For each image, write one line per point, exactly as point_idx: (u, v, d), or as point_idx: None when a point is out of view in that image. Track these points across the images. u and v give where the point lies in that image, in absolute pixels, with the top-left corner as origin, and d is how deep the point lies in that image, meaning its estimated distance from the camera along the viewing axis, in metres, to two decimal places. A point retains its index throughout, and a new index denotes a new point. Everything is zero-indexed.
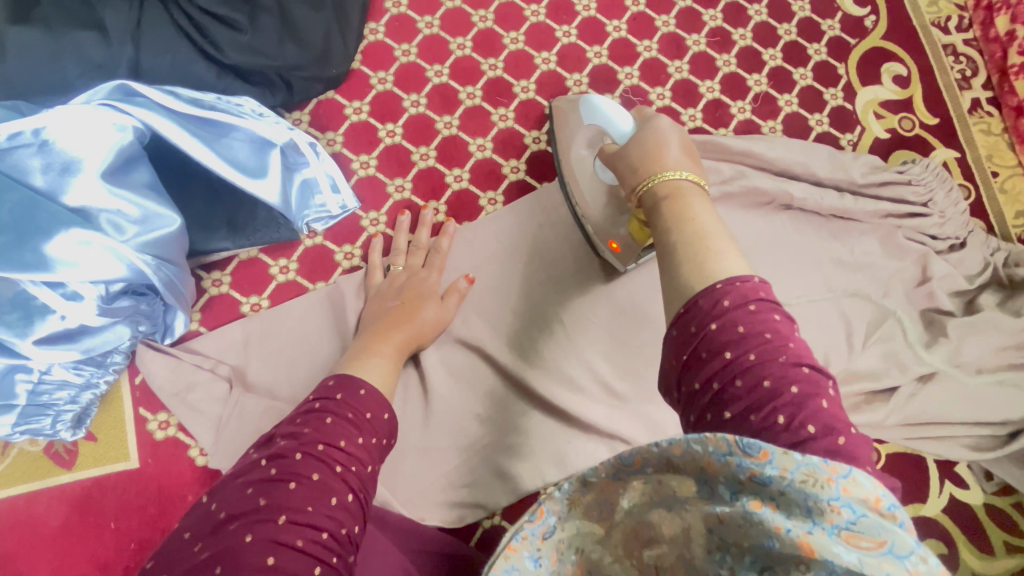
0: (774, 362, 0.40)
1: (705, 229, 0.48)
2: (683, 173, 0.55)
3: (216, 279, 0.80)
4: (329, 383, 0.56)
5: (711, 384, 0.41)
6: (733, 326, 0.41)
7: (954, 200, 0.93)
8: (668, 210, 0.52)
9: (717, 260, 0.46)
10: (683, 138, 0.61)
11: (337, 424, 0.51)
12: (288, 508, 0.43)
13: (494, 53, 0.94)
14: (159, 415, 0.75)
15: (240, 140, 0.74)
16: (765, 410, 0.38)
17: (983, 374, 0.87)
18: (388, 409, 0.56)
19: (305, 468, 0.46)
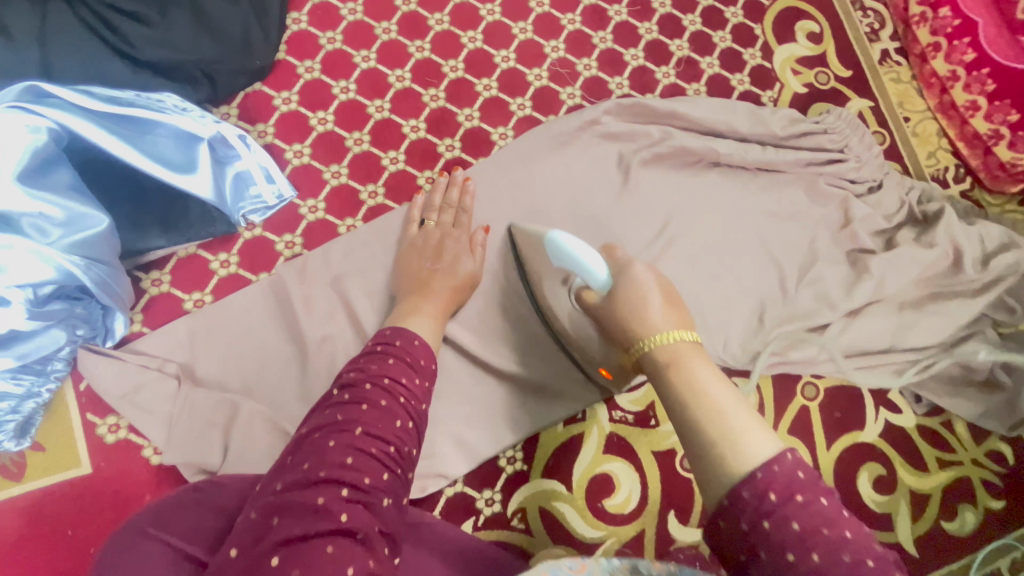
0: (792, 501, 0.41)
1: (721, 406, 0.48)
2: (680, 334, 0.55)
3: (155, 279, 0.80)
4: (387, 329, 0.61)
5: (740, 524, 0.42)
6: (763, 495, 0.42)
7: (868, 144, 0.99)
8: (678, 383, 0.52)
9: (743, 441, 0.45)
10: (659, 279, 0.64)
11: (399, 362, 0.56)
12: (361, 422, 0.50)
13: (420, 35, 0.95)
14: (108, 419, 0.75)
15: (165, 136, 0.74)
16: (798, 551, 0.39)
17: (904, 304, 0.93)
18: (435, 360, 0.61)
19: (373, 395, 0.52)
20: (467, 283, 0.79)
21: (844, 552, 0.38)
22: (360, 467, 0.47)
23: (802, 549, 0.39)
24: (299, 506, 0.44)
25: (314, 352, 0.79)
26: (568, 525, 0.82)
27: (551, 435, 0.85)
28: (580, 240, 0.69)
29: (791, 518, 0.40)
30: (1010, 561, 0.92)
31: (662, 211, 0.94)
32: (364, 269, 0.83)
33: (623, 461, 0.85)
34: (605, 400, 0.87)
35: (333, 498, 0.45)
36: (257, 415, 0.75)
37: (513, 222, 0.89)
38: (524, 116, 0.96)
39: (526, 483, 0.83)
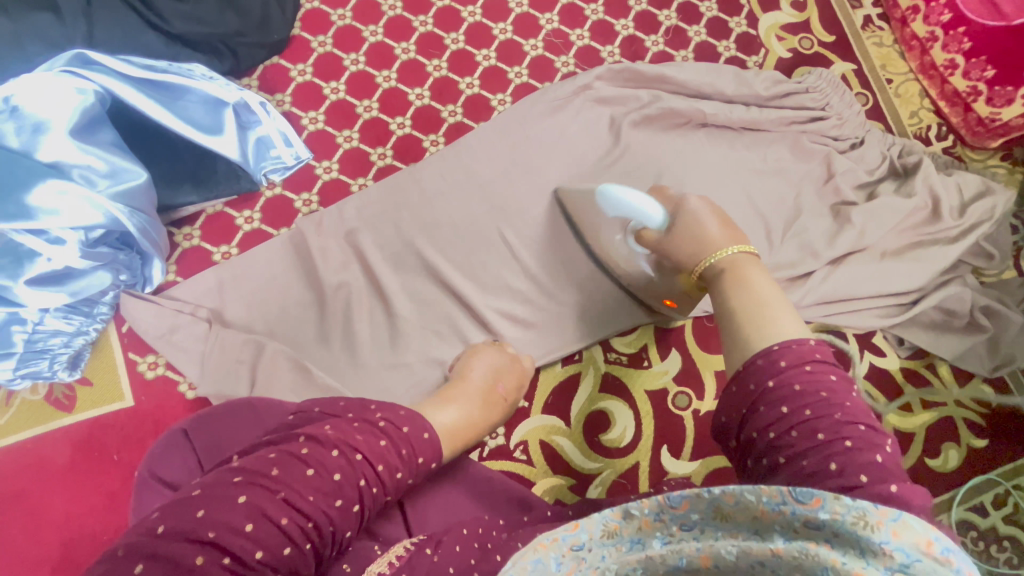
0: (801, 368, 0.46)
1: (764, 298, 0.53)
2: (731, 248, 0.61)
3: (187, 234, 0.88)
4: (399, 412, 0.57)
5: (749, 385, 0.47)
6: (774, 361, 0.47)
7: (848, 102, 1.04)
8: (728, 281, 0.58)
9: (774, 324, 0.50)
10: (714, 209, 0.68)
11: (388, 449, 0.52)
12: (291, 492, 0.45)
13: (424, 11, 1.02)
14: (147, 357, 0.83)
15: (194, 102, 0.82)
16: (792, 404, 0.45)
17: (886, 251, 0.98)
18: (434, 459, 0.58)
19: (331, 463, 0.48)
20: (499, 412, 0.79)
21: (823, 390, 0.45)
22: (263, 533, 0.42)
23: (785, 383, 0.46)
24: (171, 558, 0.39)
25: (332, 297, 0.87)
26: (566, 458, 0.88)
27: (551, 374, 0.91)
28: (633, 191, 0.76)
29: (778, 357, 0.47)
30: (993, 496, 0.95)
31: (653, 168, 1.00)
32: (375, 223, 0.91)
33: (618, 400, 0.91)
34: (600, 342, 0.93)
35: (212, 560, 0.39)
36: (280, 353, 0.82)
37: (512, 179, 0.96)
38: (521, 83, 1.02)
39: (526, 418, 0.89)
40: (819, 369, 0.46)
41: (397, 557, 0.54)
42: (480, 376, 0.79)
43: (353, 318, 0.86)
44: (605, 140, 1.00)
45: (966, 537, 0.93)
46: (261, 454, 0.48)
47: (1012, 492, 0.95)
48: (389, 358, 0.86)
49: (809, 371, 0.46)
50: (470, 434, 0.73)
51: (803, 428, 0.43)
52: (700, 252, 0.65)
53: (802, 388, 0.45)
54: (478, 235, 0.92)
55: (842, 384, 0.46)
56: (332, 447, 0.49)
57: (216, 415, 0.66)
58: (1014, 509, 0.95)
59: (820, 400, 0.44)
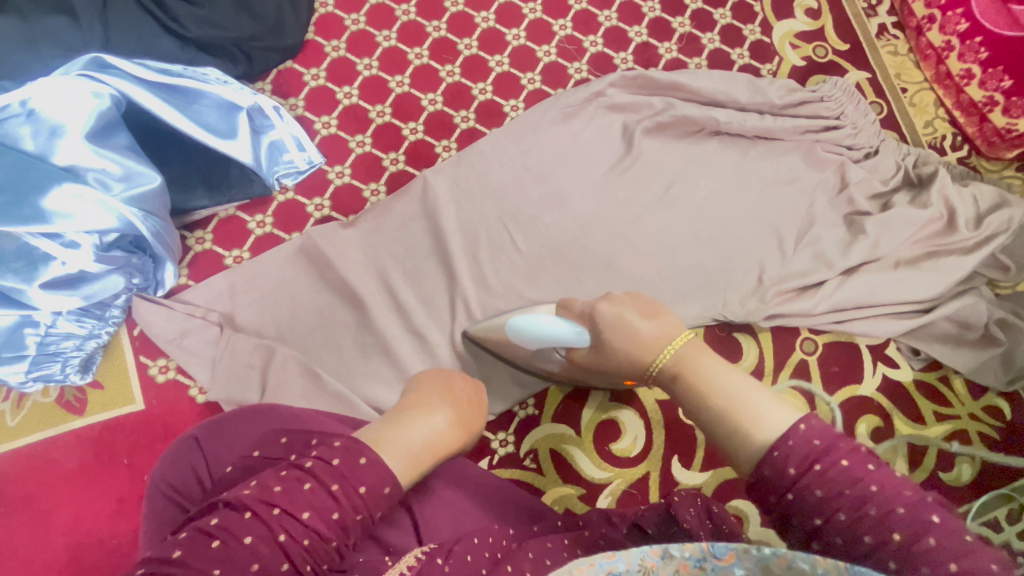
0: (812, 471, 0.41)
1: (733, 398, 0.50)
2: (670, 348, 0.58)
3: (199, 237, 0.88)
4: (337, 445, 0.49)
5: (768, 498, 0.44)
6: (783, 469, 0.43)
7: (863, 112, 1.03)
8: (688, 393, 0.55)
9: (758, 422, 0.47)
10: (634, 302, 0.66)
11: (312, 492, 0.45)
12: (190, 571, 0.39)
13: (436, 16, 1.02)
14: (158, 361, 0.83)
15: (208, 106, 0.82)
16: (822, 513, 0.40)
17: (900, 263, 0.97)
18: (389, 484, 0.48)
19: (240, 527, 0.42)
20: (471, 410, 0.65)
21: (846, 486, 0.40)
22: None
23: (804, 491, 0.41)
24: None
25: (344, 303, 0.87)
26: (577, 466, 0.87)
27: (562, 384, 0.91)
28: (543, 321, 0.74)
29: (785, 465, 0.42)
30: (1009, 511, 0.94)
31: (665, 176, 0.99)
32: (386, 230, 0.90)
33: (630, 409, 0.91)
34: None
35: None
36: (291, 359, 0.82)
37: (524, 186, 0.95)
38: (533, 90, 1.02)
39: (537, 427, 0.89)
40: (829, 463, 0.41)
41: (409, 567, 0.53)
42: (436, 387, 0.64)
43: (364, 323, 0.86)
44: (618, 147, 1.00)
45: None
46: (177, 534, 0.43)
47: None
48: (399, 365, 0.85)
49: (821, 471, 0.41)
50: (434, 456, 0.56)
51: (847, 536, 0.39)
52: (641, 356, 0.61)
53: (825, 493, 0.41)
54: (488, 242, 0.92)
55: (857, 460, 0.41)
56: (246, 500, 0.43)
57: (232, 420, 0.65)
58: None
59: (847, 498, 0.40)
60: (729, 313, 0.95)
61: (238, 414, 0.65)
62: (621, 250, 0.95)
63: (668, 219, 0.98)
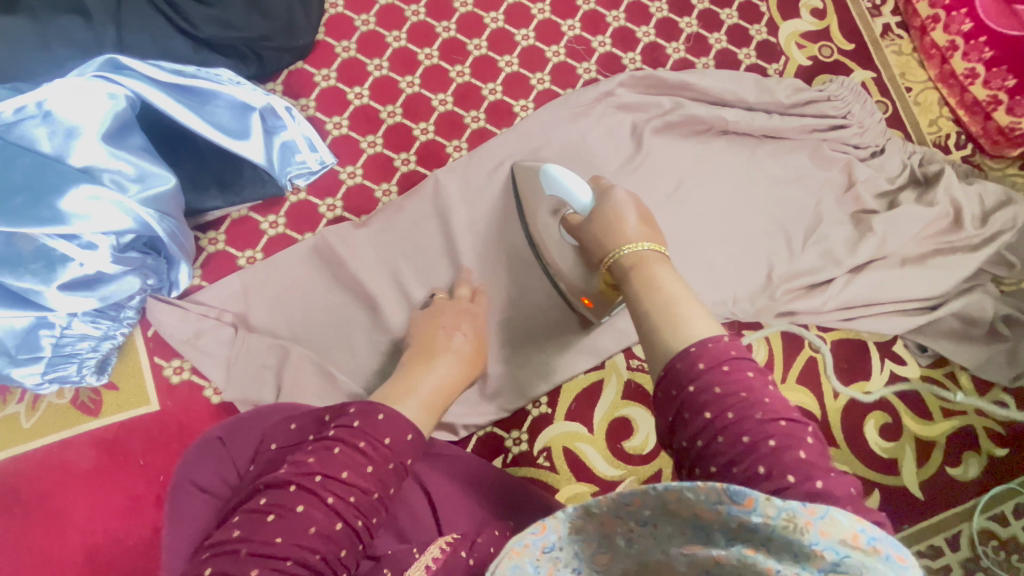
0: (718, 368, 0.49)
1: (674, 299, 0.57)
2: (644, 245, 0.67)
3: (212, 238, 0.88)
4: (353, 418, 0.54)
5: (671, 391, 0.50)
6: (694, 364, 0.49)
7: (869, 111, 1.04)
8: (637, 276, 0.63)
9: (685, 327, 0.53)
10: (636, 204, 0.76)
11: (344, 454, 0.51)
12: (257, 545, 0.44)
13: (446, 16, 1.03)
14: (173, 362, 0.83)
15: (221, 107, 0.82)
16: (715, 409, 0.47)
17: (907, 261, 0.98)
18: (410, 430, 0.56)
19: (289, 500, 0.47)
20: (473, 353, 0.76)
21: (742, 390, 0.47)
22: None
23: (706, 386, 0.48)
24: None
25: (358, 303, 0.87)
26: (590, 465, 0.88)
27: (573, 382, 0.91)
28: (569, 171, 0.81)
29: (697, 359, 0.50)
30: (1014, 505, 0.96)
31: (674, 175, 1.00)
32: (398, 230, 0.90)
33: (641, 406, 0.91)
34: (623, 349, 0.93)
35: None
36: (306, 359, 0.82)
37: None
38: (543, 89, 1.03)
39: (550, 425, 0.89)
40: (735, 367, 0.49)
41: (433, 560, 0.54)
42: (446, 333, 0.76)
43: (376, 323, 0.86)
44: (627, 147, 1.00)
45: (985, 546, 0.94)
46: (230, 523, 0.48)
47: None
48: None
49: (726, 371, 0.49)
50: (462, 380, 0.73)
51: (728, 435, 0.46)
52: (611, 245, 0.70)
53: (722, 391, 0.48)
54: (497, 242, 0.92)
55: (758, 379, 0.49)
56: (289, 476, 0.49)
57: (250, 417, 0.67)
58: None
59: (739, 401, 0.47)
60: (738, 310, 0.96)
61: (257, 412, 0.68)
62: None
63: (677, 218, 0.98)
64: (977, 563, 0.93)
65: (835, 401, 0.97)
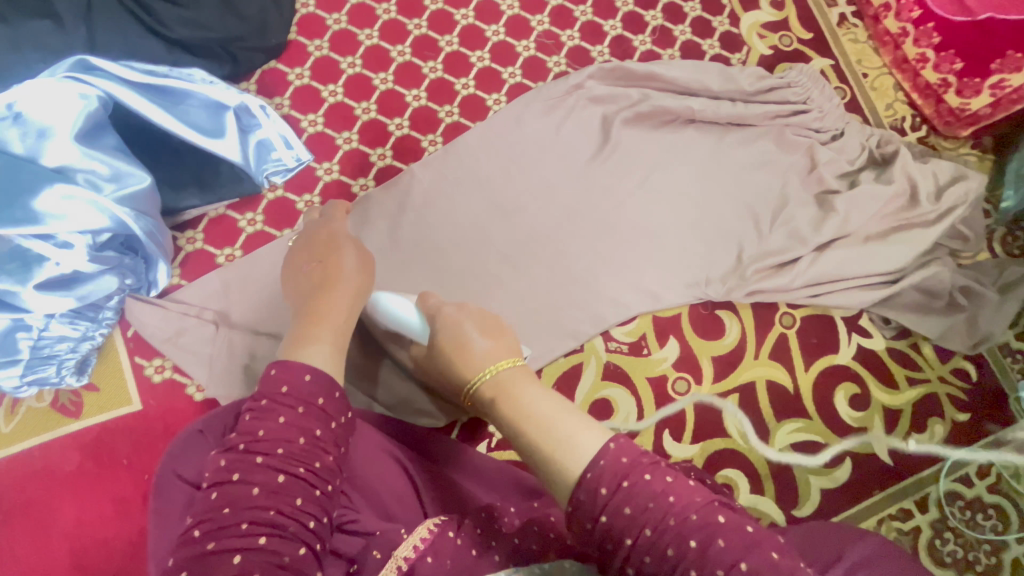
0: (620, 489, 0.45)
1: (546, 420, 0.52)
2: (495, 366, 0.60)
3: (190, 237, 0.88)
4: (256, 392, 0.56)
5: (587, 525, 0.46)
6: (596, 490, 0.46)
7: (828, 96, 1.08)
8: (502, 408, 0.56)
9: (572, 446, 0.49)
10: (475, 318, 0.68)
11: (256, 420, 0.53)
12: (207, 522, 0.46)
13: (417, 14, 1.05)
14: (154, 361, 0.83)
15: (196, 106, 0.83)
16: (631, 529, 0.44)
17: (869, 238, 1.03)
18: (308, 370, 0.57)
19: (226, 474, 0.50)
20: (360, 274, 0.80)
21: (650, 499, 0.45)
22: (223, 553, 0.44)
23: (615, 510, 0.45)
24: None
25: None
26: None
27: (554, 366, 0.94)
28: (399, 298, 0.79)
29: (597, 485, 0.46)
30: (977, 467, 1.00)
31: (644, 163, 1.03)
32: (376, 225, 0.93)
33: (619, 387, 0.94)
34: (601, 332, 0.96)
35: None
36: None
37: (510, 177, 0.98)
38: (515, 83, 1.05)
39: None
40: (634, 480, 0.46)
41: (422, 539, 0.56)
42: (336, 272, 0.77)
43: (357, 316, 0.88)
44: (598, 137, 1.03)
45: (953, 506, 0.98)
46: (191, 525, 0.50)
47: (995, 462, 1.01)
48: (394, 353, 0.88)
49: (628, 487, 0.45)
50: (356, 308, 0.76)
51: (651, 547, 0.44)
52: (470, 371, 0.62)
53: (633, 511, 0.45)
54: (474, 235, 0.95)
55: (657, 474, 0.46)
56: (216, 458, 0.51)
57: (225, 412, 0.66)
58: (997, 479, 1.00)
59: (649, 511, 0.44)
60: (711, 291, 0.99)
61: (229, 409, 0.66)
62: (606, 235, 0.99)
63: (649, 204, 1.01)
64: (944, 523, 0.97)
65: (806, 375, 1.01)
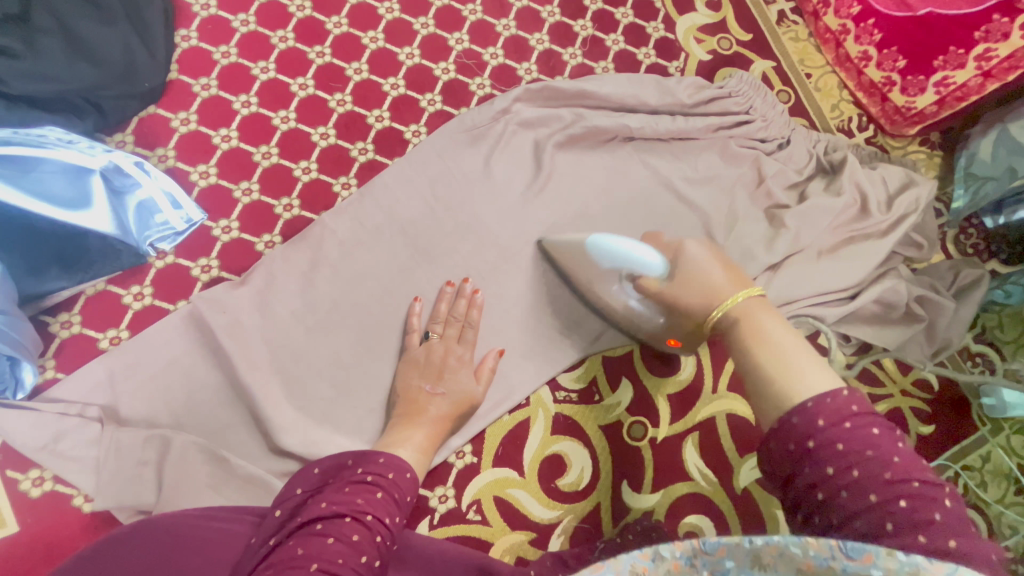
0: (841, 426, 0.44)
1: (781, 351, 0.52)
2: (741, 296, 0.59)
3: (65, 321, 0.78)
4: (379, 461, 0.64)
5: (789, 447, 0.46)
6: (812, 420, 0.45)
7: (771, 103, 1.02)
8: (740, 337, 0.56)
9: (801, 376, 0.49)
10: (714, 251, 0.68)
11: (385, 499, 0.60)
12: (326, 560, 0.50)
13: (319, 40, 0.93)
14: (30, 473, 0.72)
15: (51, 173, 0.69)
16: (836, 464, 0.43)
17: (822, 254, 0.97)
18: (413, 496, 0.65)
19: (346, 527, 0.55)
20: (453, 412, 0.76)
21: (868, 447, 0.43)
22: None
23: (827, 442, 0.44)
24: None
25: (241, 374, 0.77)
26: (525, 511, 0.83)
27: (498, 425, 0.86)
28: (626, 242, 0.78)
29: (816, 416, 0.45)
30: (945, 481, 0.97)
31: (583, 191, 0.95)
32: (283, 286, 0.82)
33: (573, 440, 0.87)
34: (547, 382, 0.89)
35: None
36: (191, 446, 0.73)
37: (436, 218, 0.89)
38: (435, 111, 0.95)
39: (479, 474, 0.83)
40: (860, 423, 0.44)
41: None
42: (428, 384, 0.77)
43: (268, 395, 0.77)
44: (530, 165, 0.94)
45: None
46: (285, 545, 0.54)
47: (962, 473, 0.98)
48: (315, 431, 0.78)
49: (850, 427, 0.44)
50: (459, 414, 0.77)
51: (853, 489, 0.42)
52: (709, 301, 0.62)
53: (846, 447, 0.43)
54: (399, 286, 0.86)
55: (887, 436, 0.44)
56: (331, 512, 0.56)
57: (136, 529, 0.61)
58: (963, 490, 0.97)
59: (867, 458, 0.43)
60: None
61: (139, 526, 0.61)
62: (547, 273, 0.91)
63: (592, 235, 0.93)
64: None
65: None
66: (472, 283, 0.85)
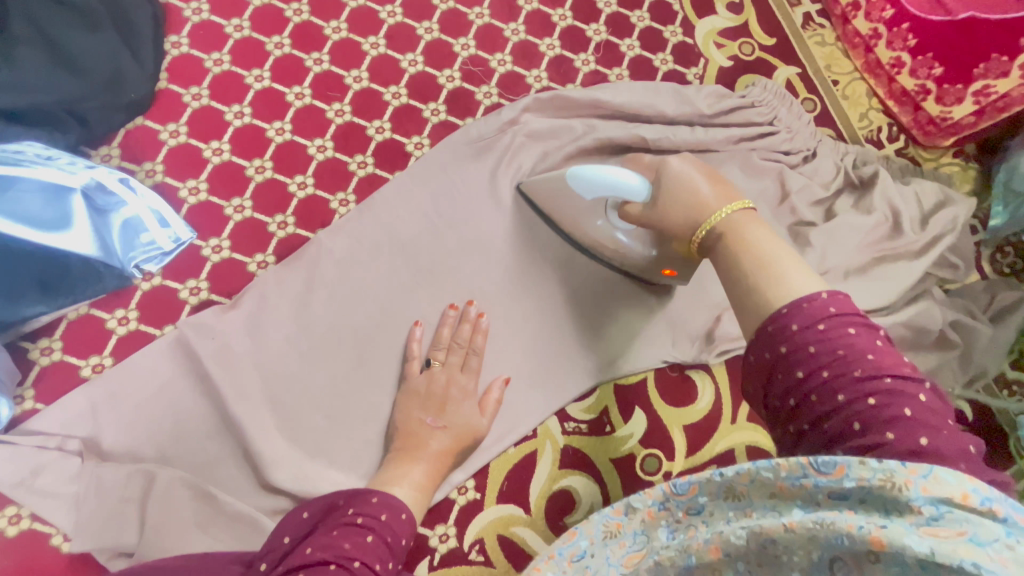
0: (813, 329, 0.42)
1: (764, 256, 0.49)
2: (725, 209, 0.55)
3: (46, 347, 0.73)
4: (371, 502, 0.59)
5: (765, 355, 0.44)
6: (785, 325, 0.43)
7: (796, 114, 0.97)
8: (725, 248, 0.53)
9: (787, 279, 0.46)
10: (700, 166, 0.63)
11: (375, 543, 0.55)
12: None
13: (317, 46, 0.88)
14: (6, 511, 0.68)
15: (29, 192, 0.64)
16: (807, 366, 0.41)
17: (851, 275, 0.91)
18: (409, 540, 0.60)
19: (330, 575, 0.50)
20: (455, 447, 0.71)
21: (842, 347, 0.41)
22: None
23: (799, 346, 0.42)
24: None
25: (231, 405, 0.72)
26: (530, 551, 0.78)
27: (503, 457, 0.81)
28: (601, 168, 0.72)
29: (789, 321, 0.43)
30: None
31: None
32: (276, 309, 0.77)
33: (581, 474, 0.82)
34: (556, 412, 0.83)
35: None
36: (176, 481, 0.69)
37: (438, 237, 0.83)
38: (438, 122, 0.90)
39: (481, 511, 0.79)
40: (833, 324, 0.42)
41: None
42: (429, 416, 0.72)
43: (259, 428, 0.73)
44: None
45: None
46: None
47: None
48: (307, 465, 0.74)
49: (824, 330, 0.42)
50: (461, 450, 0.72)
51: (823, 392, 0.41)
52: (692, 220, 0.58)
53: (817, 349, 0.42)
54: (399, 310, 0.80)
55: (864, 335, 0.42)
56: (314, 559, 0.52)
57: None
58: None
59: (838, 359, 0.41)
60: (680, 352, 0.87)
61: None
62: (556, 296, 0.85)
63: None
64: None
65: None
66: (476, 306, 0.80)
